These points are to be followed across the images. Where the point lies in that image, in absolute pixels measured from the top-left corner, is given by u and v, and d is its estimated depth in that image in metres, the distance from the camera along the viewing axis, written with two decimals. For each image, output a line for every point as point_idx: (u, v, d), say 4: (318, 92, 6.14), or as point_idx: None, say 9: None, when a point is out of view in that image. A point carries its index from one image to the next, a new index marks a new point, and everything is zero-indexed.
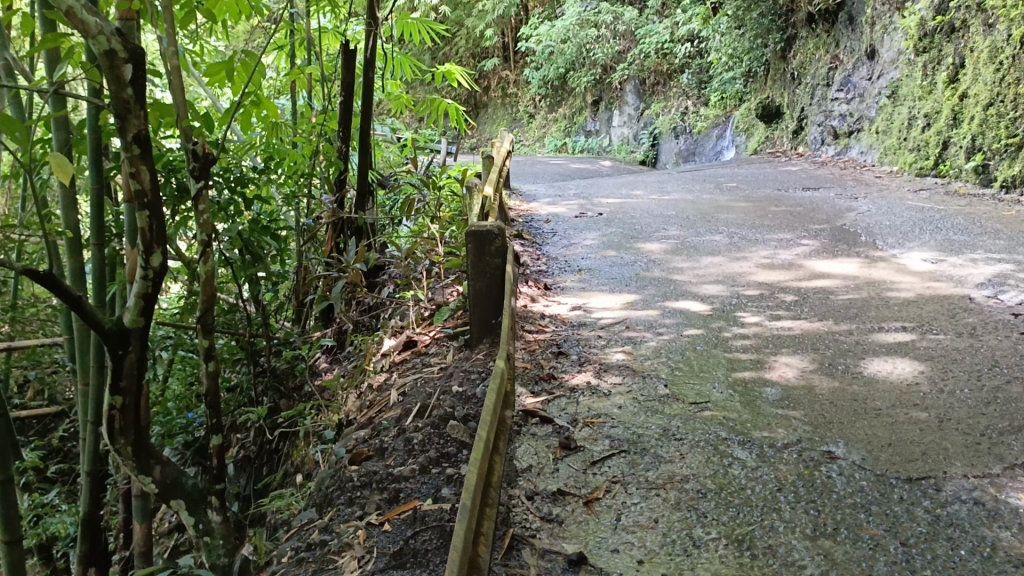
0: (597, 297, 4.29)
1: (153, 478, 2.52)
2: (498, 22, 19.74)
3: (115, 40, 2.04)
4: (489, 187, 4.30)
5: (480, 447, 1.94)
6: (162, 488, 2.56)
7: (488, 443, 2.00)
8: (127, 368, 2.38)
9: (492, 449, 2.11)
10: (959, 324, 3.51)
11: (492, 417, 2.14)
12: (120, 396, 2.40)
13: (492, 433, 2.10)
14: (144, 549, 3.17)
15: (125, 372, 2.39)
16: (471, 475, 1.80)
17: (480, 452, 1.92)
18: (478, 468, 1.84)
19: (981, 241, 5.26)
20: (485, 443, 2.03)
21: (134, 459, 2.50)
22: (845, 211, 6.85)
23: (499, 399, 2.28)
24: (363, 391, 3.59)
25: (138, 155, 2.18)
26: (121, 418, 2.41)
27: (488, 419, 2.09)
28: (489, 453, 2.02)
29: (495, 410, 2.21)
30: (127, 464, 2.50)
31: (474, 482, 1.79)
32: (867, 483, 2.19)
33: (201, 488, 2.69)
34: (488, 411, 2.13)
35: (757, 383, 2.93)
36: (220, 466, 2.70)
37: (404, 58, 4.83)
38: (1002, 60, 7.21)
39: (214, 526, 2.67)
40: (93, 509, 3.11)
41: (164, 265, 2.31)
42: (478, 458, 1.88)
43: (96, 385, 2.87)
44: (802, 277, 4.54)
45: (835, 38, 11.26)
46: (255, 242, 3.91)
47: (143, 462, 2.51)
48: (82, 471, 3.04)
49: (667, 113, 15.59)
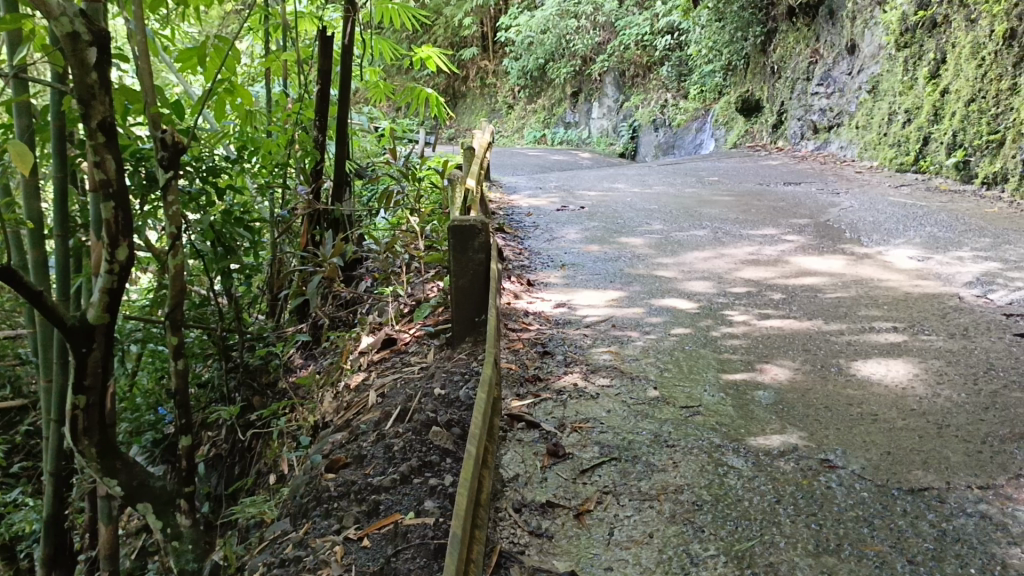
0: (582, 294, 4.19)
1: (119, 481, 2.39)
2: (477, 11, 19.53)
3: (79, 22, 1.88)
4: (470, 179, 4.18)
5: (470, 465, 1.82)
6: (129, 490, 2.43)
7: (477, 459, 1.88)
8: (91, 365, 2.24)
9: (480, 463, 1.99)
10: (950, 325, 3.45)
11: (482, 430, 2.02)
12: (83, 395, 2.26)
13: (481, 446, 1.99)
14: (111, 551, 3.02)
15: (88, 370, 2.25)
16: (461, 499, 1.68)
17: (470, 470, 1.81)
18: (469, 490, 1.72)
19: (966, 238, 5.21)
20: (474, 459, 1.91)
21: (99, 460, 2.36)
22: (828, 206, 6.79)
23: (487, 408, 2.16)
24: (339, 391, 3.46)
25: (102, 143, 2.03)
26: (85, 418, 2.28)
27: (477, 431, 1.97)
28: (478, 470, 1.90)
29: (483, 420, 2.09)
30: (91, 466, 2.37)
31: (464, 506, 1.68)
32: (869, 494, 2.10)
33: (170, 490, 2.55)
34: (477, 422, 2.01)
35: (749, 386, 2.84)
36: (190, 468, 2.56)
37: (384, 43, 4.67)
38: (985, 56, 7.19)
39: (183, 530, 2.53)
40: (58, 510, 2.96)
41: (131, 259, 2.16)
42: (468, 478, 1.76)
43: (59, 383, 2.72)
44: (789, 274, 4.46)
45: (815, 33, 11.25)
46: (228, 234, 3.76)
47: (109, 464, 2.38)
48: (45, 472, 2.88)
49: (647, 105, 15.50)
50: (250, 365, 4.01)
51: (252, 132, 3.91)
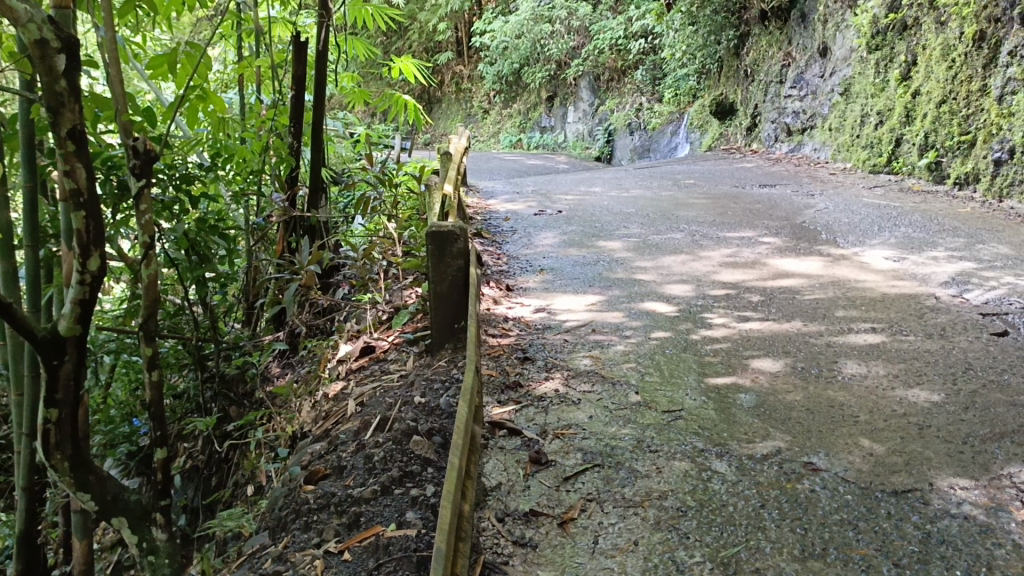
0: (561, 298, 4.18)
1: (92, 496, 2.33)
2: (451, 16, 19.50)
3: (47, 28, 1.84)
4: (448, 184, 4.15)
5: (453, 478, 1.78)
6: (102, 505, 2.37)
7: (460, 471, 1.85)
8: (63, 378, 2.18)
9: (463, 474, 1.96)
10: (928, 324, 3.47)
11: (464, 440, 1.99)
12: (55, 409, 2.20)
13: (464, 456, 1.95)
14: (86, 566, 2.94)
15: (60, 383, 2.18)
16: (444, 513, 1.64)
17: (453, 482, 1.77)
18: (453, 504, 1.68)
19: (940, 239, 5.26)
20: (457, 471, 1.88)
21: (72, 474, 2.30)
22: (803, 208, 6.83)
23: (469, 417, 2.13)
24: (317, 400, 3.41)
25: (72, 152, 1.97)
26: (57, 431, 2.22)
27: (460, 441, 1.94)
28: (461, 482, 1.87)
29: (466, 430, 2.06)
30: (63, 480, 2.30)
31: (448, 520, 1.64)
32: (853, 497, 2.10)
33: (145, 503, 2.51)
34: (459, 433, 1.98)
35: (730, 389, 2.84)
36: (166, 480, 2.47)
37: (359, 43, 4.63)
38: (955, 58, 7.28)
39: (159, 544, 2.47)
40: (30, 525, 2.89)
41: (103, 269, 2.11)
42: (452, 491, 1.73)
43: (30, 396, 2.67)
44: (768, 277, 4.48)
45: (788, 36, 11.35)
46: (202, 242, 3.71)
47: (82, 478, 2.32)
48: (18, 486, 2.84)
49: (622, 109, 15.56)
50: (226, 374, 3.96)
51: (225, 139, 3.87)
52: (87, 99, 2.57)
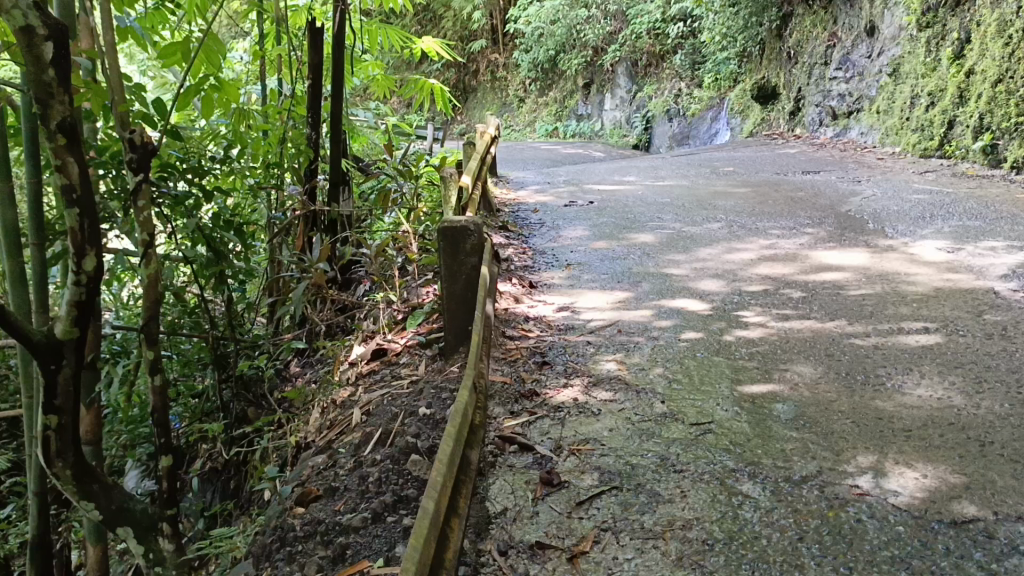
0: (586, 296, 3.93)
1: (97, 505, 2.10)
2: (486, 3, 19.28)
3: (33, 15, 1.62)
4: (466, 176, 3.92)
5: (428, 521, 1.54)
6: (107, 514, 2.14)
7: (438, 513, 1.61)
8: (62, 383, 1.95)
9: (447, 512, 1.73)
10: (987, 324, 3.16)
11: (447, 475, 1.76)
12: (54, 415, 1.96)
13: (447, 492, 1.73)
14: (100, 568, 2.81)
15: (59, 388, 1.95)
16: (410, 566, 1.40)
17: (427, 527, 1.53)
18: (422, 558, 1.44)
19: (999, 227, 4.89)
20: (438, 510, 1.65)
21: (76, 482, 2.07)
22: (849, 195, 6.48)
23: (456, 446, 1.90)
24: (326, 408, 3.23)
25: (63, 146, 1.75)
26: (58, 439, 1.97)
27: (441, 477, 1.72)
28: (441, 525, 1.63)
29: (453, 459, 1.83)
30: (65, 489, 2.07)
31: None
32: (905, 529, 1.83)
33: (152, 512, 2.26)
34: (441, 466, 1.75)
35: (766, 399, 2.58)
36: (173, 487, 2.32)
37: (388, 31, 4.39)
38: (1012, 33, 6.84)
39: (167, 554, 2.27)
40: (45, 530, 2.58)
41: (100, 268, 1.91)
42: (424, 541, 1.48)
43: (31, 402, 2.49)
44: (809, 270, 4.18)
45: (833, 15, 10.93)
46: (217, 238, 3.41)
47: (86, 487, 2.09)
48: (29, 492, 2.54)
49: (660, 95, 15.16)
50: (243, 373, 3.72)
51: (245, 130, 3.66)
52: (87, 92, 2.32)
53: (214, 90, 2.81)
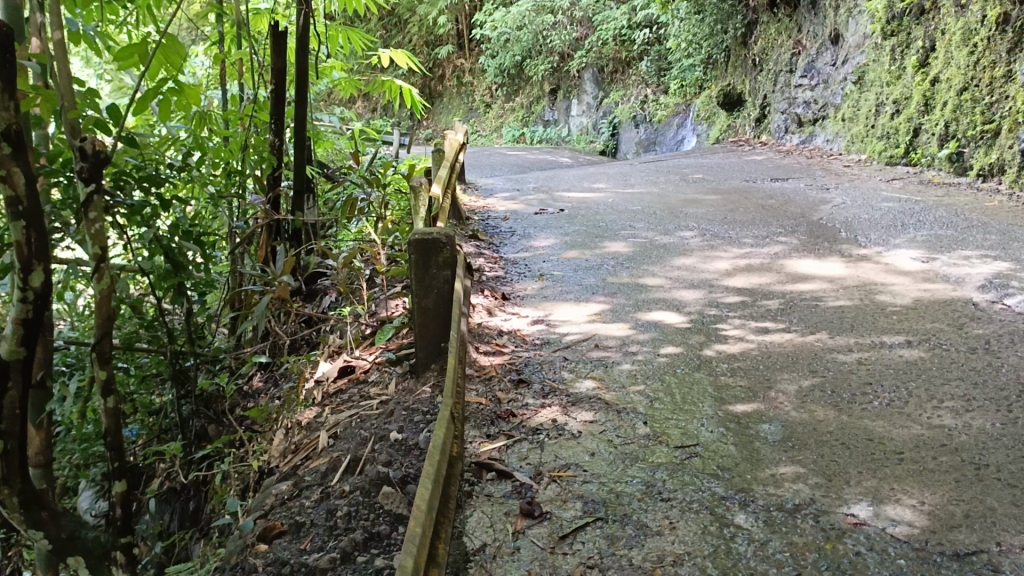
0: (561, 308, 3.82)
1: (47, 534, 1.90)
2: (452, 8, 19.17)
3: None
4: (436, 185, 3.78)
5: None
6: (57, 544, 1.95)
7: (417, 568, 1.48)
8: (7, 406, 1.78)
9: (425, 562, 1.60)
10: (969, 337, 3.11)
11: (425, 522, 1.62)
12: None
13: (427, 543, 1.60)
14: None
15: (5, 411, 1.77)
16: None
17: None
18: None
19: (970, 236, 4.88)
20: (417, 565, 1.52)
21: (23, 510, 1.86)
22: (819, 203, 6.46)
23: (434, 488, 1.77)
24: (290, 428, 3.07)
25: (9, 155, 1.59)
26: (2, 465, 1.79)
27: (419, 528, 1.59)
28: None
29: (430, 503, 1.71)
30: (11, 518, 1.85)
31: None
32: (906, 562, 1.75)
33: (105, 542, 2.11)
34: (419, 514, 1.62)
35: (752, 418, 2.49)
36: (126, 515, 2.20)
37: (351, 34, 4.19)
38: (977, 42, 6.89)
39: None
40: None
41: (47, 283, 1.75)
42: None
43: None
44: (786, 280, 4.12)
45: (798, 23, 10.99)
46: (176, 248, 3.22)
47: (34, 515, 1.88)
48: None
49: (627, 101, 15.15)
50: (203, 391, 3.52)
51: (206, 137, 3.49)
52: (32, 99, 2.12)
53: (173, 93, 2.61)
